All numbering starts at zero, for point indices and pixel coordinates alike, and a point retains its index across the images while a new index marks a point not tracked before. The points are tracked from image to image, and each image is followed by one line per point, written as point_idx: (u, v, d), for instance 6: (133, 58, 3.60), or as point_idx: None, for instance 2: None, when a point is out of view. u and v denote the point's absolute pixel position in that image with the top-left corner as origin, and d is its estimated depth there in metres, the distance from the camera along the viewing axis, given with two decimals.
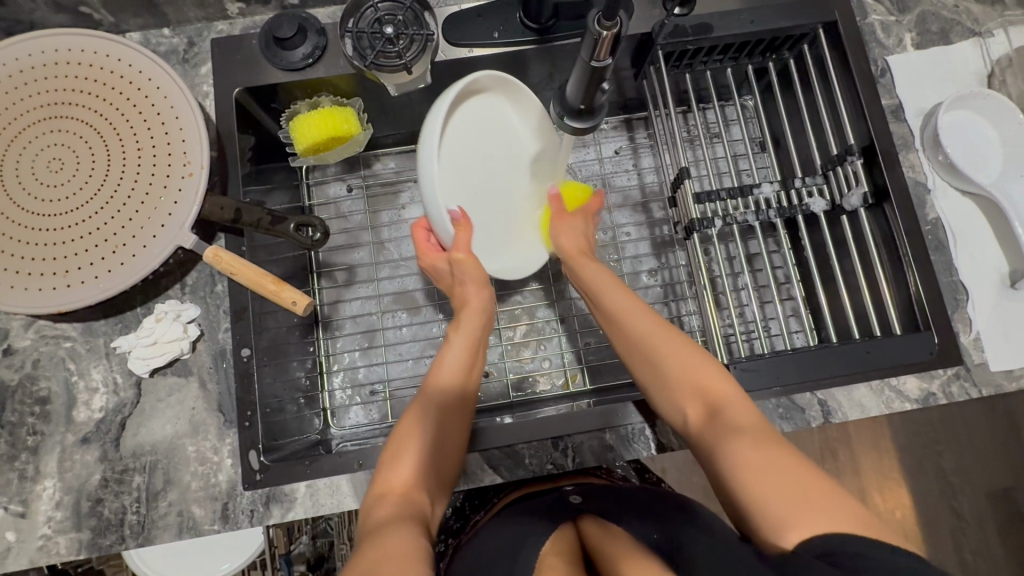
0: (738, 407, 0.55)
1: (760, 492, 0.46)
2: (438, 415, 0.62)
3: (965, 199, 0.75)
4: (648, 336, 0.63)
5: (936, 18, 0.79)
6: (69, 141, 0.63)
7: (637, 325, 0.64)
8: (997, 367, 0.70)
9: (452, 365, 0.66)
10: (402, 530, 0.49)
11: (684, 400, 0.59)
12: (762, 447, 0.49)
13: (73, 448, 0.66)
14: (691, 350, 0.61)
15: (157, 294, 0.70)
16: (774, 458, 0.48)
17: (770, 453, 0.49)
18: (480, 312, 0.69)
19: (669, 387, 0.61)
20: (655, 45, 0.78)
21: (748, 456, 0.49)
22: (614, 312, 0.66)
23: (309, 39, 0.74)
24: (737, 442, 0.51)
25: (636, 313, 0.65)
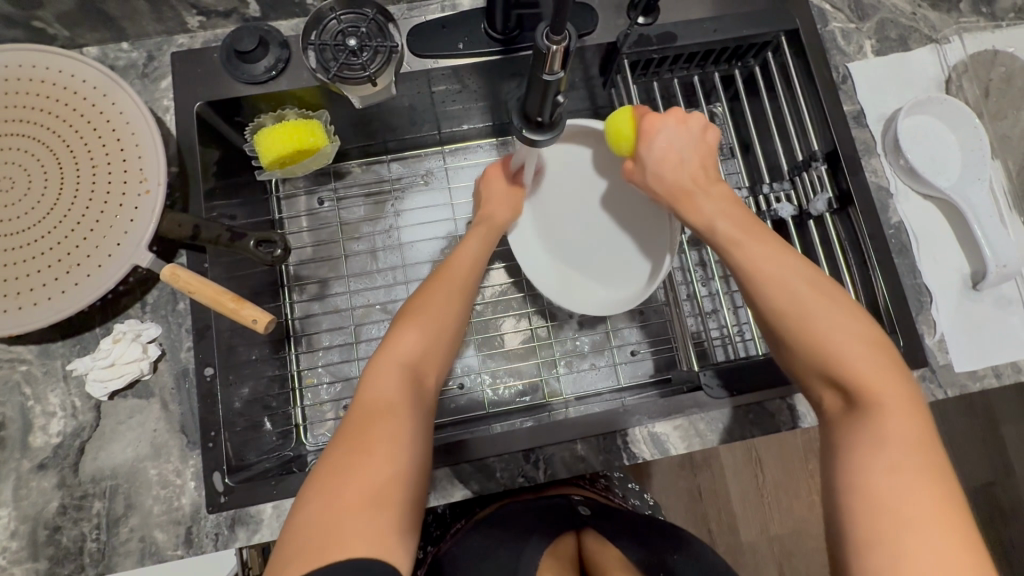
0: (894, 409, 0.49)
1: (876, 535, 0.44)
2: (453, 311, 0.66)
3: (927, 203, 0.76)
4: (798, 303, 0.54)
5: (895, 25, 0.80)
6: (19, 158, 0.61)
7: (777, 287, 0.56)
8: (961, 368, 0.71)
9: (466, 262, 0.71)
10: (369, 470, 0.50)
11: (823, 381, 0.54)
12: (899, 474, 0.46)
13: (29, 474, 0.64)
14: (846, 324, 0.53)
15: (116, 314, 0.68)
16: (915, 495, 0.44)
17: (915, 486, 0.45)
18: (495, 225, 0.76)
19: (806, 365, 0.55)
20: (621, 55, 0.78)
21: (879, 486, 0.46)
22: (752, 269, 0.57)
23: (270, 52, 0.73)
24: (880, 453, 0.47)
25: (782, 274, 0.56)
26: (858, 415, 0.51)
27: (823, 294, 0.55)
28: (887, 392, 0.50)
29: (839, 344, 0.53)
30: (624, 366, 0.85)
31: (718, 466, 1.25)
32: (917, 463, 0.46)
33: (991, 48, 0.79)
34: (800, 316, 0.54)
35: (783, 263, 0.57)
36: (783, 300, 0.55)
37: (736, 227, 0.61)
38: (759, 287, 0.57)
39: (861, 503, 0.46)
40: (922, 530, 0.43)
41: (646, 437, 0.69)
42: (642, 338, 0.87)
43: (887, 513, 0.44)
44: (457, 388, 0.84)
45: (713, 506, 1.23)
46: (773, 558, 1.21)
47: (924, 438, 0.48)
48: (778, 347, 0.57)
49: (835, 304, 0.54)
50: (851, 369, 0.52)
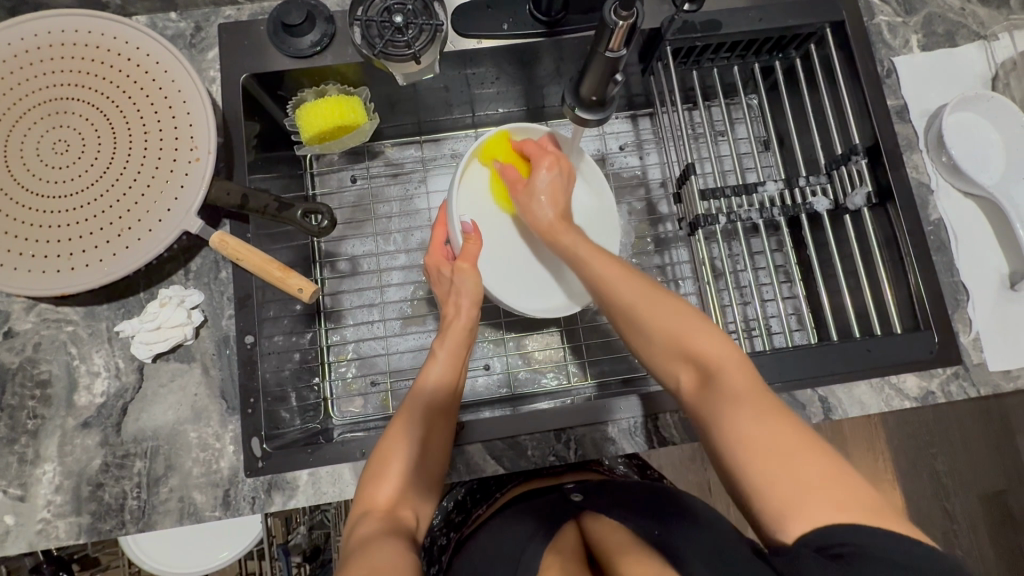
0: (735, 370, 0.54)
1: (765, 472, 0.47)
2: (424, 428, 0.63)
3: (966, 200, 0.75)
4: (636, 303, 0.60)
5: (942, 20, 0.79)
6: (73, 122, 0.62)
7: (625, 295, 0.61)
8: (995, 367, 0.71)
9: (438, 378, 0.67)
10: (384, 544, 0.50)
11: (676, 364, 0.58)
12: (761, 417, 0.49)
13: (74, 432, 0.65)
14: (680, 315, 0.58)
15: (161, 280, 0.69)
16: (776, 432, 0.48)
17: (770, 426, 0.49)
18: (466, 327, 0.70)
19: (661, 353, 0.59)
20: (664, 41, 0.78)
21: (753, 433, 0.49)
22: (603, 280, 0.63)
23: (317, 26, 0.74)
24: (732, 407, 0.51)
25: (623, 280, 0.62)
26: (710, 390, 0.54)
27: (656, 293, 0.60)
28: (728, 356, 0.55)
29: (677, 326, 0.57)
30: None
31: None
32: (765, 403, 0.51)
33: None
34: (643, 309, 0.59)
35: (631, 280, 0.62)
36: (625, 299, 0.61)
37: (589, 250, 0.66)
38: (609, 292, 0.62)
39: (738, 454, 0.49)
40: (795, 458, 0.46)
41: (675, 422, 0.69)
42: None
43: (759, 447, 0.48)
44: (481, 368, 0.85)
45: (723, 501, 1.24)
46: None
47: (761, 386, 0.53)
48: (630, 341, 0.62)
49: (652, 290, 0.61)
50: (691, 344, 0.56)
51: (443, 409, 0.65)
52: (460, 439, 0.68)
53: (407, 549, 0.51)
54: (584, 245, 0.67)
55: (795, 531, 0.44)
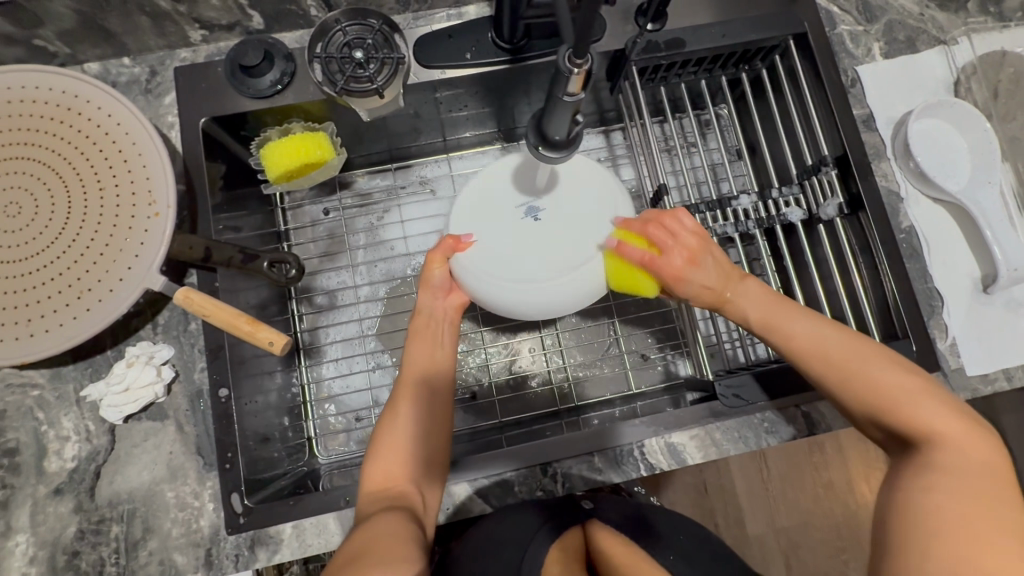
0: (966, 450, 0.50)
1: (920, 548, 0.46)
2: (419, 404, 0.64)
3: (936, 205, 0.76)
4: (843, 353, 0.57)
5: (903, 27, 0.80)
6: (25, 182, 0.60)
7: (821, 362, 0.58)
8: (973, 371, 0.72)
9: (427, 357, 0.67)
10: (386, 515, 0.53)
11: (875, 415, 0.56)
12: (954, 496, 0.48)
13: (46, 500, 0.63)
14: (892, 375, 0.56)
15: (128, 336, 0.67)
16: (973, 523, 0.46)
17: (963, 508, 0.47)
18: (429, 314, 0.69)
19: (860, 402, 0.57)
20: (629, 62, 0.78)
21: (923, 506, 0.48)
22: (794, 349, 0.60)
23: (275, 66, 0.72)
24: (935, 483, 0.49)
25: (825, 327, 0.59)
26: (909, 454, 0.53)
27: (861, 354, 0.57)
28: (953, 432, 0.52)
29: (882, 385, 0.55)
30: (634, 372, 0.85)
31: (724, 462, 1.25)
32: (977, 487, 0.48)
33: (1000, 49, 0.79)
34: (848, 361, 0.57)
35: (843, 347, 0.58)
36: (822, 368, 0.59)
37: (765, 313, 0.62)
38: (805, 358, 0.59)
39: (898, 518, 0.49)
40: (962, 544, 0.45)
41: (661, 447, 0.69)
42: (651, 344, 0.86)
43: (940, 532, 0.46)
44: (466, 397, 0.85)
45: (720, 502, 1.24)
46: (780, 553, 1.22)
47: (981, 466, 0.50)
48: (821, 386, 0.59)
49: (875, 357, 0.57)
50: (902, 412, 0.54)
51: (434, 398, 0.66)
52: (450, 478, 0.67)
53: (408, 522, 0.53)
54: (765, 304, 0.62)
55: None
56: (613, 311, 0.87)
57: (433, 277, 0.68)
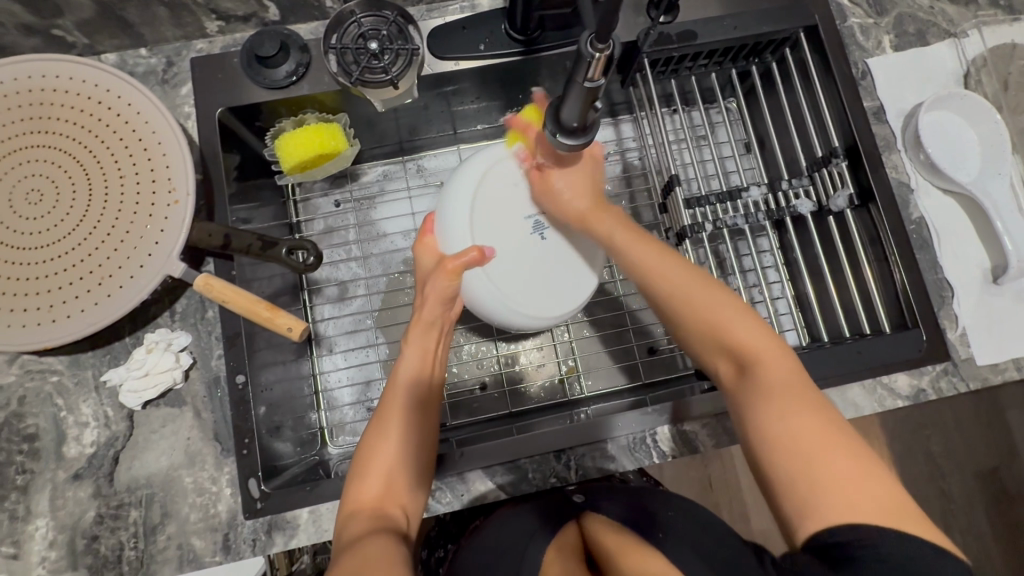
0: (776, 363, 0.52)
1: (785, 462, 0.47)
2: (406, 415, 0.62)
3: (946, 197, 0.76)
4: (674, 287, 0.59)
5: (913, 20, 0.80)
6: (46, 170, 0.61)
7: (686, 290, 0.58)
8: (983, 361, 0.72)
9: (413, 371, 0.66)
10: (375, 539, 0.50)
11: (716, 354, 0.56)
12: (791, 411, 0.49)
13: (65, 485, 0.64)
14: (720, 307, 0.56)
15: (146, 323, 0.68)
16: (811, 434, 0.47)
17: (805, 419, 0.48)
18: (430, 324, 0.68)
19: (701, 341, 0.57)
20: (641, 54, 0.78)
21: (779, 422, 0.49)
22: (649, 277, 0.60)
23: (291, 56, 0.73)
24: (770, 406, 0.50)
25: (663, 263, 0.60)
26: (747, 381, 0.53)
27: (695, 288, 0.58)
28: (767, 347, 0.54)
29: (718, 311, 0.56)
30: (644, 363, 0.86)
31: (729, 456, 1.26)
32: (797, 397, 0.50)
33: (1010, 42, 0.79)
34: (686, 296, 0.58)
35: (686, 277, 0.59)
36: (671, 299, 0.59)
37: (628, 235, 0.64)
38: (655, 287, 0.60)
39: (770, 449, 0.48)
40: (817, 444, 0.46)
41: (673, 435, 0.70)
42: (661, 335, 0.87)
43: (796, 456, 0.46)
44: (477, 388, 0.85)
45: (726, 495, 1.25)
46: (785, 546, 1.23)
47: (797, 376, 0.52)
48: (662, 314, 0.60)
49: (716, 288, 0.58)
50: (732, 346, 0.55)
51: (425, 416, 0.64)
52: (463, 465, 0.67)
53: (394, 544, 0.50)
54: (623, 229, 0.65)
55: (808, 524, 0.44)
56: (623, 302, 0.88)
57: (435, 286, 0.67)
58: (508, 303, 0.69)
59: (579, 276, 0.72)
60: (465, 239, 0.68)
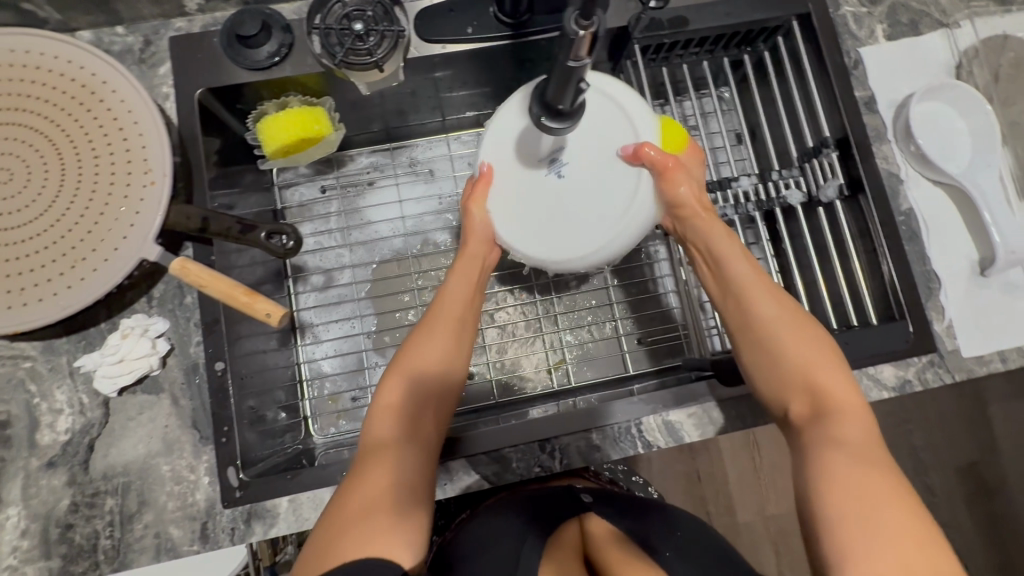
0: (851, 419, 0.56)
1: (841, 507, 0.49)
2: (452, 339, 0.65)
3: (936, 188, 0.76)
4: (771, 322, 0.61)
5: (906, 10, 0.80)
6: (16, 148, 0.59)
7: (778, 330, 0.61)
8: (968, 353, 0.72)
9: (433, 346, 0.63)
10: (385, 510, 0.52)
11: (792, 394, 0.59)
12: (863, 465, 0.51)
13: (38, 472, 0.63)
14: (817, 352, 0.60)
15: (123, 309, 0.67)
16: (874, 485, 0.50)
17: (867, 474, 0.51)
18: (478, 256, 0.68)
19: (780, 377, 0.60)
20: (631, 40, 0.77)
21: (844, 470, 0.51)
22: (745, 310, 0.63)
23: (273, 37, 0.71)
24: (832, 452, 0.53)
25: (761, 296, 0.63)
26: (822, 424, 0.56)
27: (803, 329, 0.61)
28: (849, 403, 0.57)
29: (815, 366, 0.59)
30: (631, 354, 0.85)
31: (716, 449, 1.26)
32: (871, 456, 0.52)
33: (1002, 33, 0.79)
34: (782, 333, 0.61)
35: (799, 327, 0.61)
36: (773, 334, 0.61)
37: (740, 268, 0.64)
38: (755, 320, 0.62)
39: (828, 495, 0.51)
40: (877, 499, 0.49)
41: (658, 425, 0.69)
42: (649, 325, 0.86)
43: (849, 491, 0.50)
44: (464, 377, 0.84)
45: (712, 488, 1.25)
46: (770, 539, 1.23)
47: (873, 441, 0.54)
48: (748, 353, 0.63)
49: (818, 342, 0.61)
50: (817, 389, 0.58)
51: (436, 386, 0.63)
52: (450, 453, 0.67)
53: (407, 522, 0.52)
54: (733, 252, 0.65)
55: (853, 563, 0.46)
56: (611, 292, 0.87)
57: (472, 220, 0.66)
58: (524, 251, 0.65)
59: (609, 221, 0.65)
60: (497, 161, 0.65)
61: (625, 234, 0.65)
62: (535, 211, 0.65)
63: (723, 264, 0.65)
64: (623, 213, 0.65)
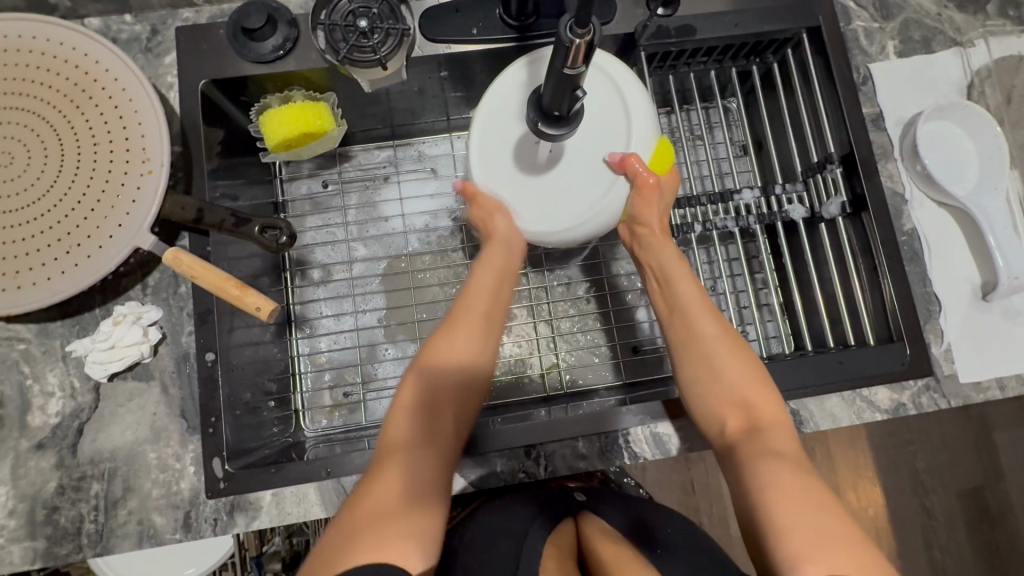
0: (781, 433, 0.59)
1: (786, 516, 0.50)
2: (477, 336, 0.66)
3: (941, 209, 0.75)
4: (713, 340, 0.65)
5: (919, 26, 0.78)
6: (17, 133, 0.60)
7: (714, 347, 0.64)
8: (966, 379, 0.71)
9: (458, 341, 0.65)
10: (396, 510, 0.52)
11: (725, 409, 0.62)
12: (797, 475, 0.53)
13: (28, 454, 0.63)
14: (747, 366, 0.63)
15: (117, 295, 0.67)
16: (808, 492, 0.52)
17: (801, 484, 0.52)
18: (505, 242, 0.68)
19: (713, 393, 0.63)
20: (637, 47, 0.76)
21: (781, 479, 0.53)
22: (687, 324, 0.66)
23: (278, 31, 0.72)
24: (774, 462, 0.55)
25: (701, 315, 0.66)
26: (755, 438, 0.59)
27: (734, 345, 0.64)
28: (776, 417, 0.60)
29: (743, 380, 0.62)
30: (626, 363, 0.84)
31: (712, 461, 1.25)
32: (801, 467, 0.55)
33: (1017, 54, 0.77)
34: (717, 348, 0.64)
35: (731, 343, 0.65)
36: (712, 348, 0.64)
37: (684, 287, 0.67)
38: (695, 336, 0.65)
39: (773, 505, 0.51)
40: (810, 506, 0.50)
41: (646, 436, 0.69)
42: (645, 334, 0.86)
43: (789, 501, 0.51)
44: None
45: (706, 500, 1.24)
46: None
47: (799, 453, 0.57)
48: (683, 371, 0.65)
49: (747, 357, 0.64)
50: (747, 402, 0.61)
51: (456, 385, 0.64)
52: None
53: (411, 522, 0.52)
54: (679, 268, 0.68)
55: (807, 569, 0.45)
56: (608, 298, 0.87)
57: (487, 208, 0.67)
58: (533, 229, 0.66)
59: (595, 197, 0.66)
60: (490, 133, 0.66)
61: (598, 217, 0.66)
62: (524, 183, 0.66)
63: (670, 281, 0.68)
64: (601, 196, 0.65)
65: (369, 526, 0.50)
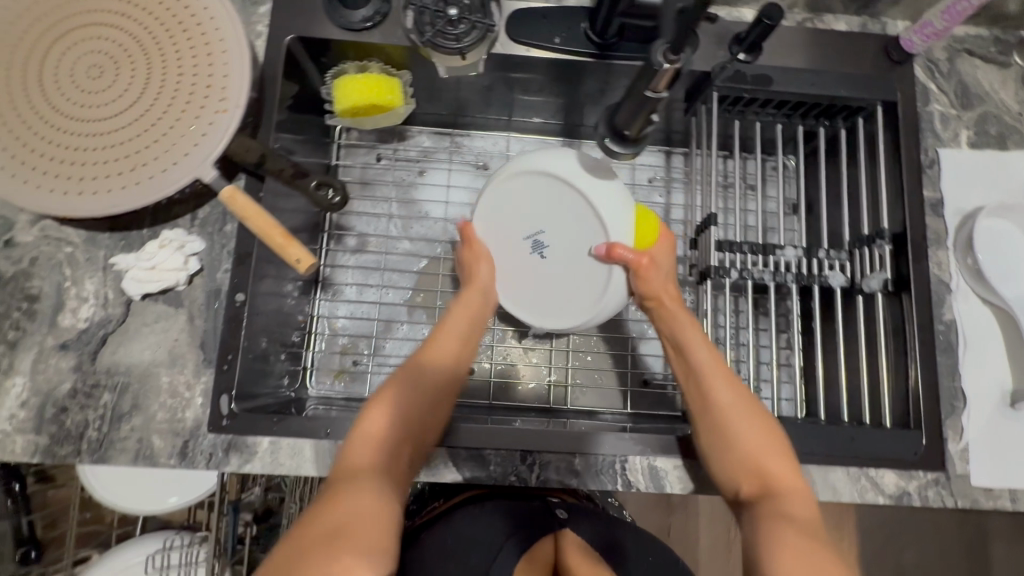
0: (795, 500, 0.58)
1: None
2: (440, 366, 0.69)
3: (984, 307, 0.73)
4: (728, 407, 0.64)
5: (997, 122, 0.78)
6: (112, 50, 0.63)
7: (731, 415, 0.64)
8: (977, 482, 0.69)
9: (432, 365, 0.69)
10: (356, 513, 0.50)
11: (739, 476, 0.62)
12: (812, 545, 0.52)
13: (50, 351, 0.66)
14: (765, 434, 0.63)
15: (167, 220, 0.69)
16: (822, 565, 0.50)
17: (814, 556, 0.51)
18: (482, 289, 0.75)
19: (726, 462, 0.62)
20: (711, 86, 0.77)
21: (790, 549, 0.52)
22: (703, 387, 0.66)
23: (371, 3, 0.74)
24: (783, 531, 0.54)
25: (718, 381, 0.66)
26: (767, 504, 0.58)
27: (748, 410, 0.64)
28: (793, 485, 0.59)
29: (753, 447, 0.62)
30: (633, 392, 0.84)
31: (694, 510, 1.23)
32: (815, 536, 0.54)
33: None
34: (731, 414, 0.64)
35: (745, 409, 0.64)
36: (726, 415, 0.64)
37: (702, 349, 0.68)
38: (709, 400, 0.66)
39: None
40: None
41: (643, 468, 0.68)
42: (658, 368, 0.85)
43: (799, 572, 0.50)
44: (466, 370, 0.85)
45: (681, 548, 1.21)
46: None
47: (815, 520, 0.57)
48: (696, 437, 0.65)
49: (764, 424, 0.64)
50: (760, 469, 0.61)
51: (414, 414, 0.65)
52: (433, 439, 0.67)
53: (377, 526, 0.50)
54: (693, 329, 0.70)
55: None
56: (628, 325, 0.87)
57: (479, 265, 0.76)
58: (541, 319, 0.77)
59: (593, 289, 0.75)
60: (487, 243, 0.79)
61: (608, 305, 0.74)
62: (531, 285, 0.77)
63: (685, 341, 0.69)
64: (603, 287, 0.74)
65: (325, 550, 0.46)
